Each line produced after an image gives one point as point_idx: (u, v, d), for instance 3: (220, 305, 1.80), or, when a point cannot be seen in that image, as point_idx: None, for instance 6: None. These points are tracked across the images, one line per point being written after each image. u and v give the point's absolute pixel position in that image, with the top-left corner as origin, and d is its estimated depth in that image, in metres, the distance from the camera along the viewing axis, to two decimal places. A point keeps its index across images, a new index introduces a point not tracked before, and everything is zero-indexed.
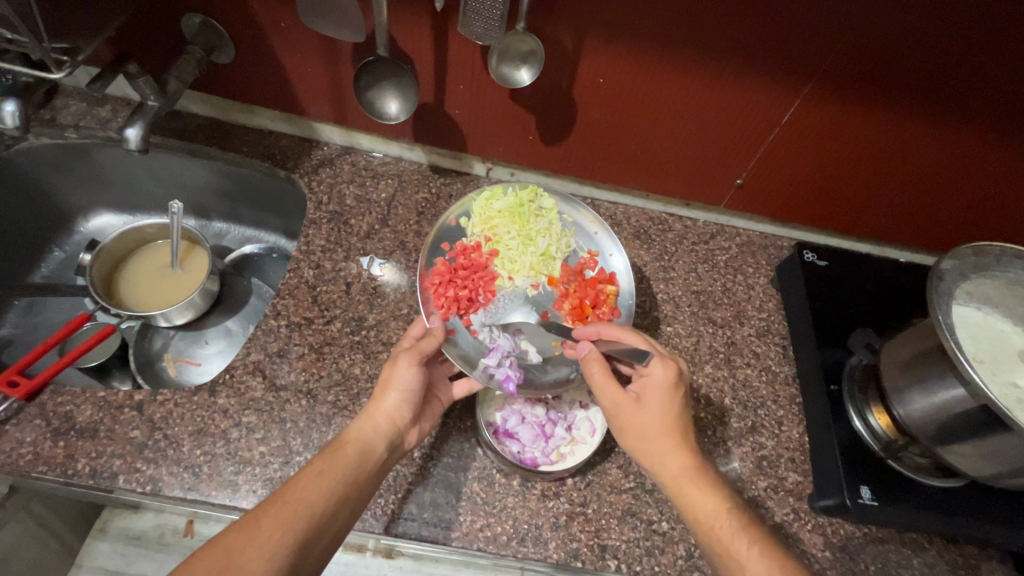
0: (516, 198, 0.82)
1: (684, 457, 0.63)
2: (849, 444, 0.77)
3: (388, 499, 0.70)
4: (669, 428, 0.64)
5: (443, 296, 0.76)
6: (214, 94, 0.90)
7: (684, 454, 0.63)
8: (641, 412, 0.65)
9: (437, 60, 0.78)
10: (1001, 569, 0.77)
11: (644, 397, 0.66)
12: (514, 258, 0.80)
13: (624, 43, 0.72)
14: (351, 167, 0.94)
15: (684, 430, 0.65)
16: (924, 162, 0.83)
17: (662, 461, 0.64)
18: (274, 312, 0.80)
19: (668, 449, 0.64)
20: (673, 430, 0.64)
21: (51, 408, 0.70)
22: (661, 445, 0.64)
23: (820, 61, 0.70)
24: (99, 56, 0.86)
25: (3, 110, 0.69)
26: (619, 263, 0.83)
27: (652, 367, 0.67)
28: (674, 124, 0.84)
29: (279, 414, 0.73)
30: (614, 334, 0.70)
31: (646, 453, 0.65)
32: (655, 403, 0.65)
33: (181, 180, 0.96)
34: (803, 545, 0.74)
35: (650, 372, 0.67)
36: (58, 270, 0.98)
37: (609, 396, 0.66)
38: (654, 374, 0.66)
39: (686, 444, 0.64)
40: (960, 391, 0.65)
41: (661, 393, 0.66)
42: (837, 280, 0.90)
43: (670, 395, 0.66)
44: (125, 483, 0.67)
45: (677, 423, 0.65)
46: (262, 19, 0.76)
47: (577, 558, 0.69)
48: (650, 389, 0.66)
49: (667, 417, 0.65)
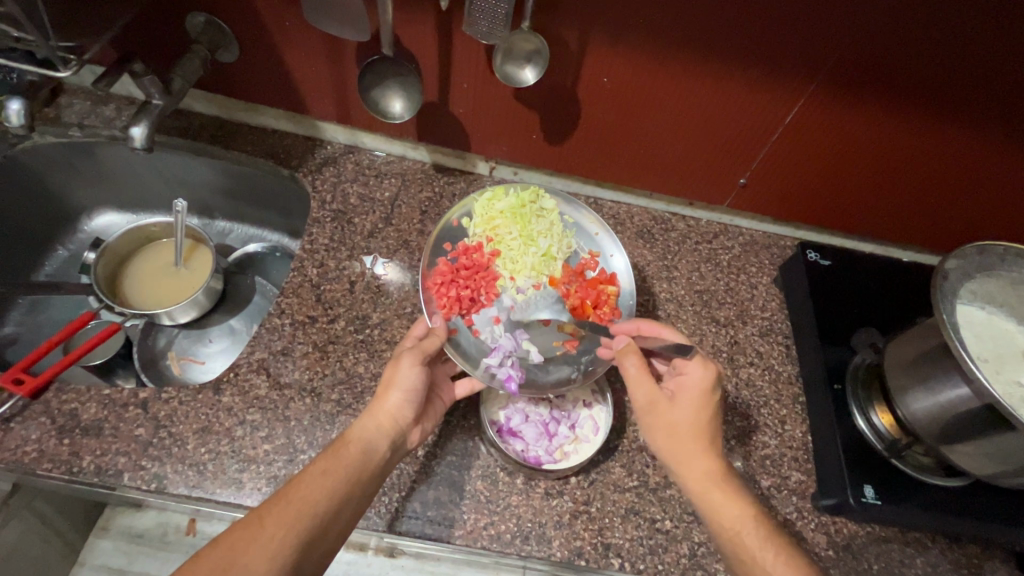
0: (517, 199, 0.82)
1: (708, 461, 0.63)
2: (852, 443, 0.77)
3: (391, 497, 0.70)
4: (699, 430, 0.65)
5: (446, 296, 0.76)
6: (218, 93, 0.90)
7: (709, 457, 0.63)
8: (674, 412, 0.66)
9: (442, 58, 0.78)
10: (1004, 568, 0.77)
11: (678, 397, 0.67)
12: (516, 258, 0.79)
13: (629, 42, 0.72)
14: (355, 166, 0.94)
15: (714, 433, 0.65)
16: (928, 162, 0.83)
17: (686, 462, 0.64)
18: (278, 310, 0.80)
19: (696, 452, 0.64)
20: (704, 434, 0.65)
21: (56, 406, 0.70)
22: (689, 447, 0.64)
23: (825, 61, 0.71)
24: (104, 54, 0.86)
25: (9, 108, 0.70)
26: (619, 263, 0.83)
27: (690, 367, 0.67)
28: (677, 124, 0.84)
29: (283, 412, 0.73)
30: (654, 330, 0.73)
31: (672, 453, 0.65)
32: (688, 403, 0.66)
33: (185, 179, 0.97)
34: (806, 544, 0.74)
35: (687, 372, 0.67)
36: (62, 269, 0.98)
37: (643, 393, 0.67)
38: (691, 375, 0.67)
39: (712, 448, 0.64)
40: (964, 390, 0.65)
41: (696, 394, 0.66)
42: (841, 280, 0.90)
43: (705, 397, 0.66)
44: (130, 481, 0.67)
45: (709, 426, 0.65)
46: (267, 18, 0.77)
47: (580, 556, 0.69)
48: (685, 389, 0.67)
49: (699, 419, 0.65)
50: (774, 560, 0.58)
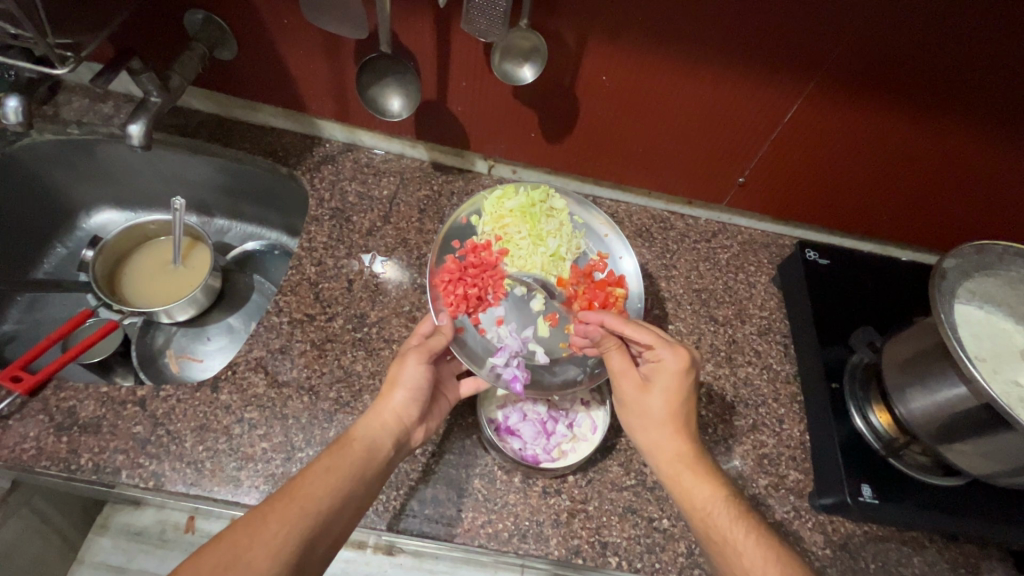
0: (527, 198, 0.82)
1: (680, 444, 0.65)
2: (849, 442, 0.77)
3: (390, 496, 0.70)
4: (672, 413, 0.66)
5: (453, 294, 0.75)
6: (217, 90, 0.90)
7: (684, 442, 0.65)
8: (647, 396, 0.67)
9: (440, 56, 0.78)
10: (1001, 568, 0.77)
11: (652, 379, 0.67)
12: (525, 257, 0.80)
13: (630, 38, 0.72)
14: (353, 163, 0.94)
15: (687, 414, 0.67)
16: (925, 162, 0.83)
17: (657, 443, 0.66)
18: (275, 308, 0.80)
19: (667, 434, 0.66)
20: (676, 420, 0.66)
21: (54, 403, 0.70)
22: (660, 433, 0.66)
23: (826, 61, 0.70)
24: (101, 52, 0.86)
25: (5, 105, 0.70)
26: (628, 266, 0.82)
27: (662, 354, 0.66)
28: (675, 123, 0.84)
29: (281, 410, 0.73)
30: (616, 325, 0.68)
31: (646, 436, 0.67)
32: (662, 390, 0.66)
33: (184, 177, 0.97)
34: (803, 544, 0.74)
35: (659, 358, 0.66)
36: (60, 267, 0.98)
37: (616, 373, 0.69)
38: (663, 360, 0.66)
39: (685, 429, 0.66)
40: (962, 390, 0.65)
41: (671, 378, 0.66)
42: (839, 279, 0.90)
43: (681, 380, 0.66)
44: (127, 479, 0.67)
45: (681, 408, 0.66)
46: (265, 16, 0.77)
47: (577, 555, 0.70)
48: (659, 377, 0.66)
49: (672, 403, 0.66)
50: (747, 542, 0.59)
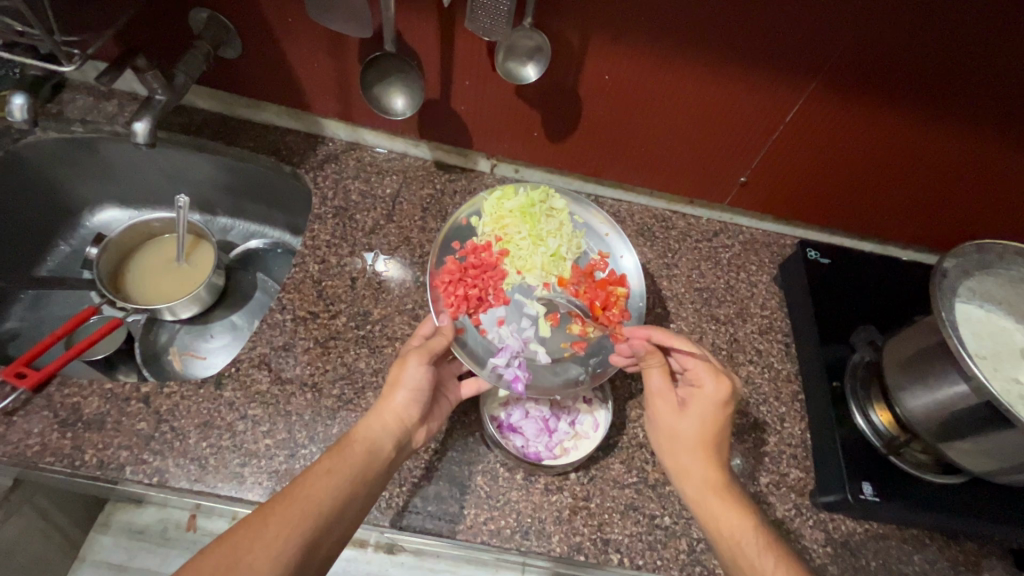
0: (527, 198, 0.83)
1: (707, 468, 0.65)
2: (850, 440, 0.77)
3: (394, 492, 0.70)
4: (705, 437, 0.66)
5: (453, 295, 0.76)
6: (222, 90, 0.90)
7: (711, 464, 0.66)
8: (681, 419, 0.68)
9: (445, 55, 0.78)
10: (1000, 566, 0.77)
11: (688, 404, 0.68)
12: (525, 257, 0.79)
13: (634, 37, 0.72)
14: (356, 162, 0.94)
15: (717, 436, 0.67)
16: (926, 162, 0.84)
17: (686, 467, 0.66)
18: (279, 306, 0.80)
19: (696, 458, 0.66)
20: (708, 444, 0.66)
21: (58, 399, 0.70)
22: (689, 456, 0.66)
23: (828, 60, 0.71)
24: (107, 51, 0.86)
25: (12, 103, 0.70)
26: (629, 264, 0.83)
27: (705, 380, 0.67)
28: (677, 122, 0.84)
29: (285, 406, 0.73)
30: (665, 339, 0.70)
31: (674, 458, 0.68)
32: (697, 416, 0.67)
33: (189, 175, 0.97)
34: (804, 540, 0.75)
35: (702, 385, 0.67)
36: (64, 264, 0.99)
37: (655, 393, 0.70)
38: (705, 387, 0.67)
39: (713, 455, 0.66)
40: (962, 387, 0.65)
41: (708, 407, 0.67)
42: (841, 278, 0.91)
43: (718, 411, 0.66)
44: (132, 475, 0.67)
45: (713, 435, 0.67)
46: (271, 15, 0.77)
47: (579, 551, 0.70)
48: (697, 401, 0.67)
49: (706, 428, 0.66)
50: None
